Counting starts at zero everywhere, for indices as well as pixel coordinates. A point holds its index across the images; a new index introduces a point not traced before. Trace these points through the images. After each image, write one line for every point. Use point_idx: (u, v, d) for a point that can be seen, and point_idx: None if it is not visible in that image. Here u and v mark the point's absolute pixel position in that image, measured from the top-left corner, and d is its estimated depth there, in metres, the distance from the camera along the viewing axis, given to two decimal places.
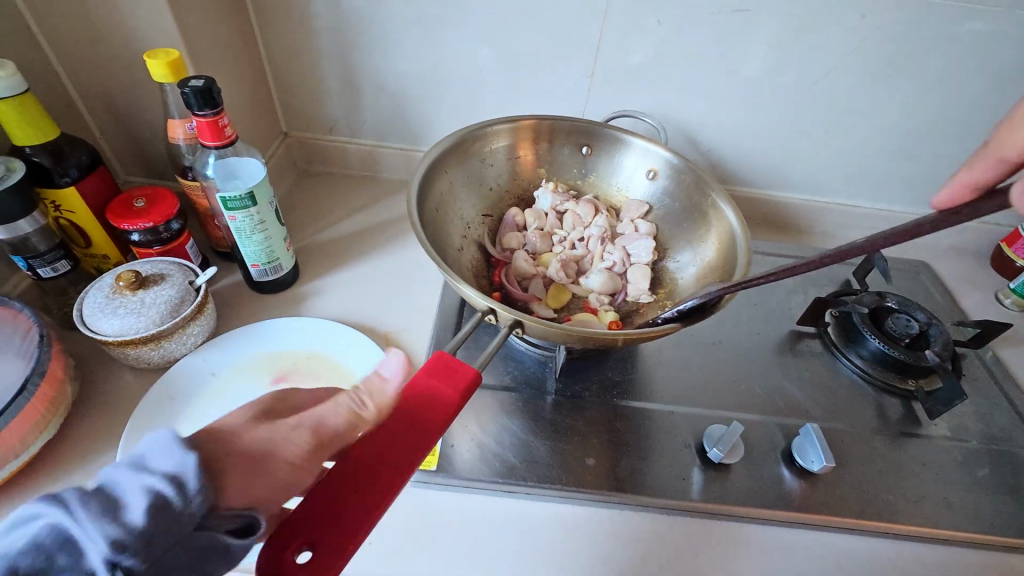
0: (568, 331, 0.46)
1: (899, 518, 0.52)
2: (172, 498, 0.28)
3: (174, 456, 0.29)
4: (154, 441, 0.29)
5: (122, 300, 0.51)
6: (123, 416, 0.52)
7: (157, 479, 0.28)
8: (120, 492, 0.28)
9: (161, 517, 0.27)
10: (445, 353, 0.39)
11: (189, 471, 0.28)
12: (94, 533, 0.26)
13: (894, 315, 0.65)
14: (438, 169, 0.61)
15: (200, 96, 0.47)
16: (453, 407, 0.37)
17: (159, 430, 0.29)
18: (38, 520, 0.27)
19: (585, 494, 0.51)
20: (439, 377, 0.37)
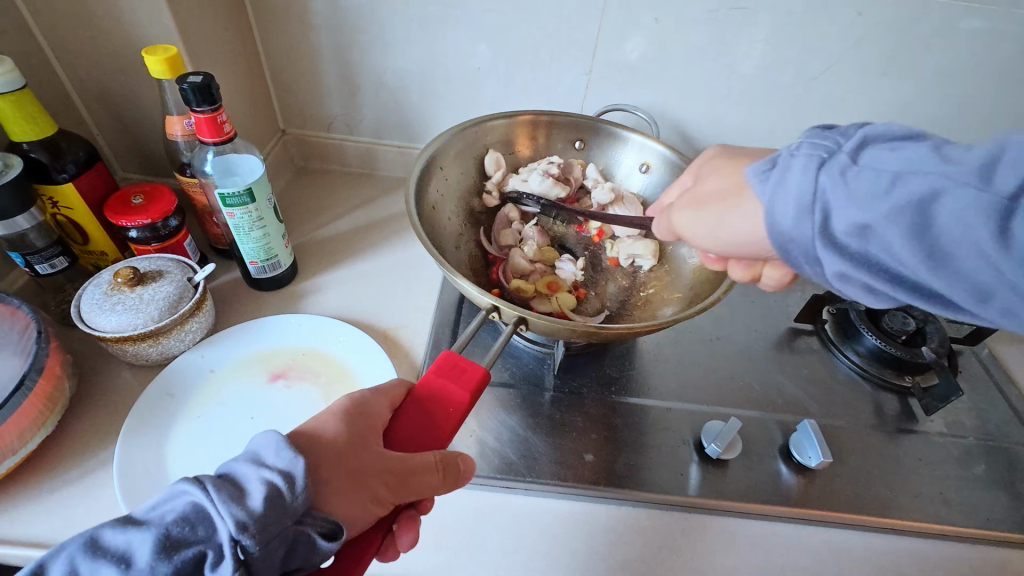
0: (571, 325, 0.46)
1: (896, 513, 0.52)
2: (285, 491, 0.31)
3: (287, 455, 0.33)
4: (270, 444, 0.34)
5: (120, 297, 0.51)
6: (121, 412, 0.52)
7: (274, 473, 0.32)
8: (242, 482, 0.31)
9: (276, 505, 0.31)
10: (452, 353, 0.42)
11: (300, 471, 0.32)
12: (225, 513, 0.30)
13: (891, 312, 0.66)
14: (437, 165, 0.61)
15: (198, 91, 0.47)
16: (462, 400, 0.40)
17: (272, 433, 0.34)
18: (182, 497, 0.30)
19: (584, 490, 0.51)
20: (446, 375, 0.41)
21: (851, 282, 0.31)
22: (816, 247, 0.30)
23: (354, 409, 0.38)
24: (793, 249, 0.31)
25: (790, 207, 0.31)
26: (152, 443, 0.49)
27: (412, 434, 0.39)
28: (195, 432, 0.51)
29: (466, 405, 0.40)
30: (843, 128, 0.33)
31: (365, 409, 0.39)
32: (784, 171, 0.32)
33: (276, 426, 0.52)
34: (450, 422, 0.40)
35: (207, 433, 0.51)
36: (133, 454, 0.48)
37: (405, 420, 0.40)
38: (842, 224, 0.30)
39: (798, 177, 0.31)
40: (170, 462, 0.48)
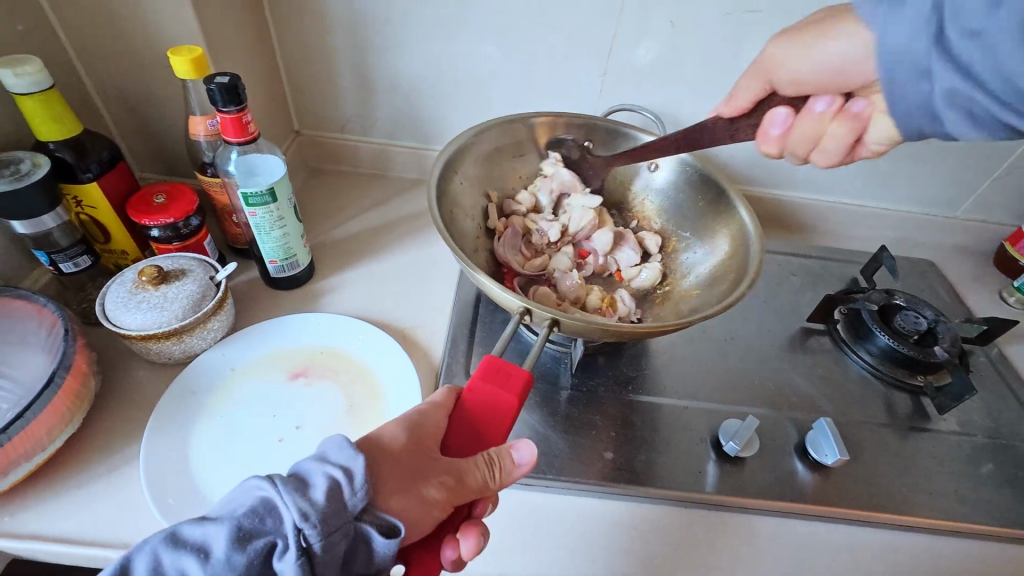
0: (603, 325, 0.48)
1: (911, 510, 0.53)
2: (344, 486, 0.34)
3: (347, 453, 0.35)
4: (335, 444, 0.36)
5: (145, 295, 0.51)
6: (144, 410, 0.52)
7: (336, 469, 0.35)
8: (307, 476, 0.34)
9: (335, 499, 0.33)
10: (496, 357, 0.43)
11: (358, 468, 0.35)
12: (291, 504, 0.33)
13: (902, 312, 0.66)
14: (455, 165, 0.62)
15: (225, 92, 0.48)
16: (511, 404, 0.41)
17: (336, 435, 0.37)
18: (255, 490, 0.34)
19: (605, 487, 0.52)
20: (494, 381, 0.41)
21: (959, 104, 0.37)
22: (931, 59, 0.36)
23: (413, 417, 0.40)
24: (903, 63, 0.37)
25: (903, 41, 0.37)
26: (177, 440, 0.50)
27: (465, 441, 0.40)
28: (218, 430, 0.51)
29: (514, 409, 0.41)
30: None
31: (423, 419, 0.40)
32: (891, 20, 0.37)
33: (298, 424, 0.52)
34: (500, 427, 0.41)
35: (230, 431, 0.51)
36: (159, 452, 0.48)
37: (457, 425, 0.41)
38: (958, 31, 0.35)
39: (910, 28, 0.36)
40: (196, 460, 0.49)
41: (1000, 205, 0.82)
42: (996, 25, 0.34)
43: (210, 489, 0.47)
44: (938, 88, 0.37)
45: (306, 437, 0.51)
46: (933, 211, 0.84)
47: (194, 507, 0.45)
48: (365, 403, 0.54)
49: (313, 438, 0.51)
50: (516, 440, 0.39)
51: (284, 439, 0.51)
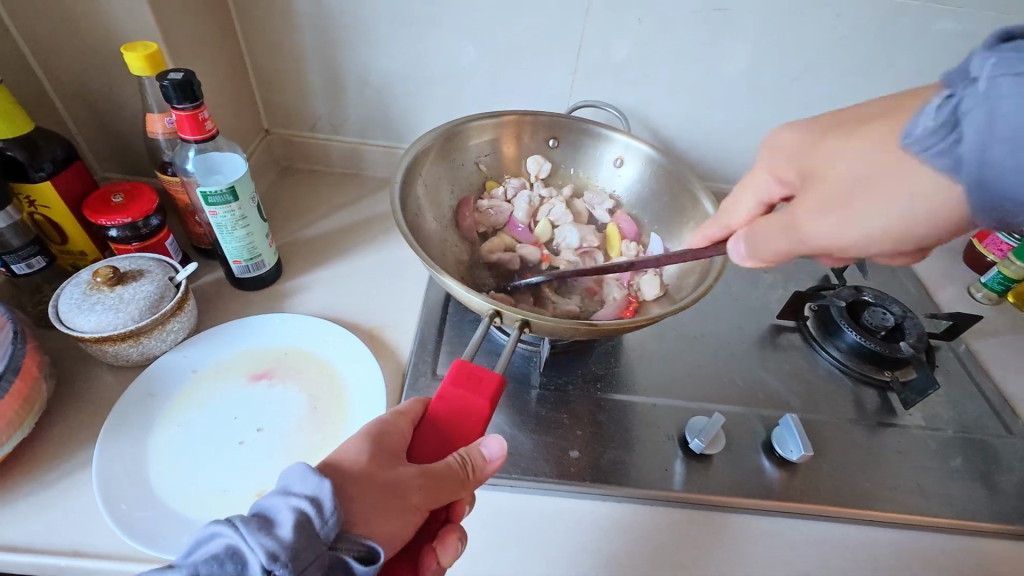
0: (573, 326, 0.47)
1: (876, 504, 0.53)
2: (314, 517, 0.31)
3: (312, 481, 0.33)
4: (296, 473, 0.33)
5: (100, 296, 0.50)
6: (100, 412, 0.51)
7: (301, 500, 0.32)
8: (272, 513, 0.32)
9: (306, 532, 0.31)
10: (465, 361, 0.41)
11: (326, 495, 0.32)
12: (256, 545, 0.30)
13: (870, 308, 0.67)
14: (420, 164, 0.61)
15: (179, 88, 0.47)
16: (483, 407, 0.40)
17: (298, 463, 0.34)
18: (216, 537, 0.31)
19: (572, 486, 0.51)
20: (465, 385, 0.40)
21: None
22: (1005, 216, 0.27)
23: (378, 430, 0.38)
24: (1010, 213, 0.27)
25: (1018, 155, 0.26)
26: (132, 445, 0.49)
27: (434, 446, 0.39)
28: (176, 435, 0.50)
29: (486, 412, 0.40)
30: (954, 70, 0.29)
31: (386, 430, 0.38)
32: (995, 97, 0.26)
33: (260, 426, 0.52)
34: (472, 429, 0.40)
35: (190, 436, 0.50)
36: (114, 458, 0.47)
37: (426, 430, 0.39)
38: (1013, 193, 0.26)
39: (937, 149, 0.28)
40: (151, 465, 0.47)
41: None
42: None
43: (166, 494, 0.46)
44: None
45: (268, 439, 0.51)
46: None
47: (148, 510, 0.45)
48: (331, 404, 0.54)
49: (275, 441, 0.50)
50: (485, 437, 0.39)
51: (245, 441, 0.50)
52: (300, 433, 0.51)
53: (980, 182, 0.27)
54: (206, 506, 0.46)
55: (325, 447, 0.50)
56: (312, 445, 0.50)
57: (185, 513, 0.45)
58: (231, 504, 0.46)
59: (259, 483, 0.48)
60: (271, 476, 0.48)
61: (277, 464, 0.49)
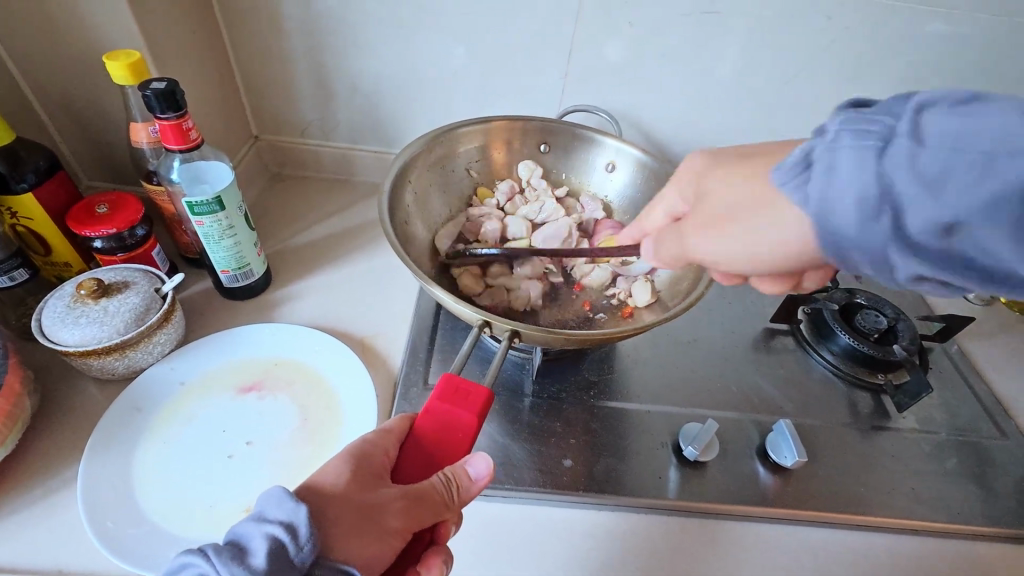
0: (564, 336, 0.47)
1: (871, 510, 0.53)
2: (289, 544, 0.31)
3: (288, 506, 0.32)
4: (272, 498, 0.33)
5: (84, 309, 0.49)
6: (85, 426, 0.51)
7: (276, 526, 0.31)
8: (245, 541, 0.31)
9: (280, 559, 0.30)
10: (451, 375, 0.41)
11: (301, 520, 0.32)
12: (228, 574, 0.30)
13: (863, 311, 0.66)
14: (410, 171, 0.61)
15: (162, 98, 0.46)
16: (469, 423, 0.39)
17: (274, 487, 0.34)
18: (187, 569, 0.30)
19: (565, 496, 0.51)
20: (450, 401, 0.39)
21: (928, 279, 0.31)
22: (891, 253, 0.29)
23: (360, 449, 0.37)
24: (855, 256, 0.30)
25: (855, 193, 0.29)
26: (118, 461, 0.48)
27: (418, 464, 0.39)
28: (162, 449, 0.49)
29: (472, 427, 0.39)
30: (884, 104, 0.31)
31: (370, 448, 0.37)
32: (835, 147, 0.30)
33: (249, 438, 0.51)
34: (458, 445, 0.39)
35: (177, 450, 0.49)
36: (99, 474, 0.47)
37: (411, 448, 0.39)
38: (922, 224, 0.28)
39: (856, 168, 0.29)
40: (137, 481, 0.47)
41: None
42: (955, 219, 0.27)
43: (152, 510, 0.45)
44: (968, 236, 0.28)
45: (256, 452, 0.50)
46: None
47: (132, 527, 0.44)
48: (320, 416, 0.53)
49: (263, 453, 0.50)
50: (471, 455, 0.38)
51: (233, 454, 0.50)
52: (289, 445, 0.51)
53: (896, 211, 0.28)
54: (192, 522, 0.45)
55: (315, 460, 0.49)
56: (302, 457, 0.50)
57: (171, 530, 0.44)
58: (219, 519, 0.45)
59: (246, 498, 0.47)
60: (260, 491, 0.47)
61: (266, 478, 0.48)
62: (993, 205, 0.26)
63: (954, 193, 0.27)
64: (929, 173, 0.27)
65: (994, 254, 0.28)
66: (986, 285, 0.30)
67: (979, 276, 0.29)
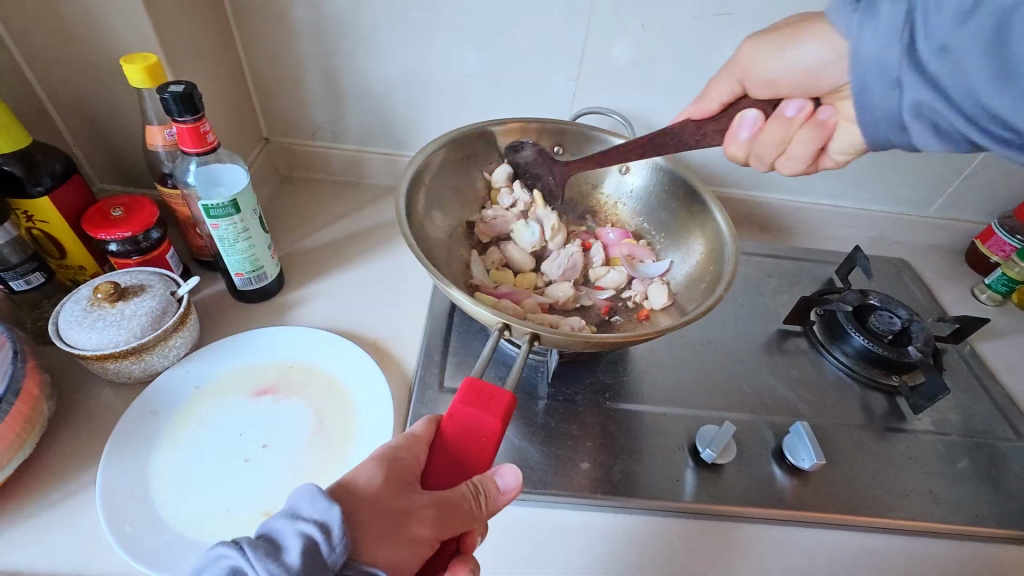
0: (583, 338, 0.47)
1: (889, 512, 0.53)
2: (321, 544, 0.31)
3: (322, 505, 0.32)
4: (306, 494, 0.33)
5: (101, 313, 0.49)
6: (101, 431, 0.50)
7: (309, 524, 0.31)
8: (279, 537, 0.31)
9: (313, 560, 0.30)
10: (475, 379, 0.40)
11: (335, 521, 0.32)
12: (262, 572, 0.30)
13: (877, 312, 0.66)
14: (425, 174, 0.61)
15: (181, 101, 0.46)
16: (495, 429, 0.39)
17: (307, 483, 0.33)
18: (220, 561, 0.30)
19: (582, 499, 0.51)
20: (475, 406, 0.39)
21: (923, 116, 0.38)
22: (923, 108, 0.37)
23: (389, 453, 0.37)
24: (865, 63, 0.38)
25: (892, 16, 0.36)
26: (135, 465, 0.48)
27: (445, 470, 0.39)
28: (180, 454, 0.49)
29: (498, 433, 0.39)
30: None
31: (399, 453, 0.37)
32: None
33: (265, 442, 0.51)
34: (483, 453, 0.39)
35: (194, 453, 0.49)
36: (117, 480, 0.46)
37: (439, 455, 0.39)
38: (927, 47, 0.36)
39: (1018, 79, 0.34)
40: (155, 485, 0.47)
41: (972, 203, 0.82)
42: (958, 40, 0.34)
43: (171, 516, 0.45)
44: (909, 101, 0.37)
45: (273, 456, 0.50)
46: (907, 211, 0.84)
47: (152, 535, 0.44)
48: (337, 419, 0.53)
49: (280, 458, 0.50)
50: (500, 465, 0.38)
51: (250, 459, 0.49)
52: (306, 449, 0.50)
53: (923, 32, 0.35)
54: (211, 527, 0.45)
55: (333, 465, 0.49)
56: (320, 462, 0.50)
57: (191, 537, 0.44)
58: (238, 524, 0.45)
59: (266, 504, 0.47)
60: (278, 495, 0.47)
61: (284, 482, 0.48)
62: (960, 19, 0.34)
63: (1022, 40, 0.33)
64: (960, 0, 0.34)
65: (974, 86, 0.35)
66: (936, 132, 0.38)
67: (957, 114, 0.37)
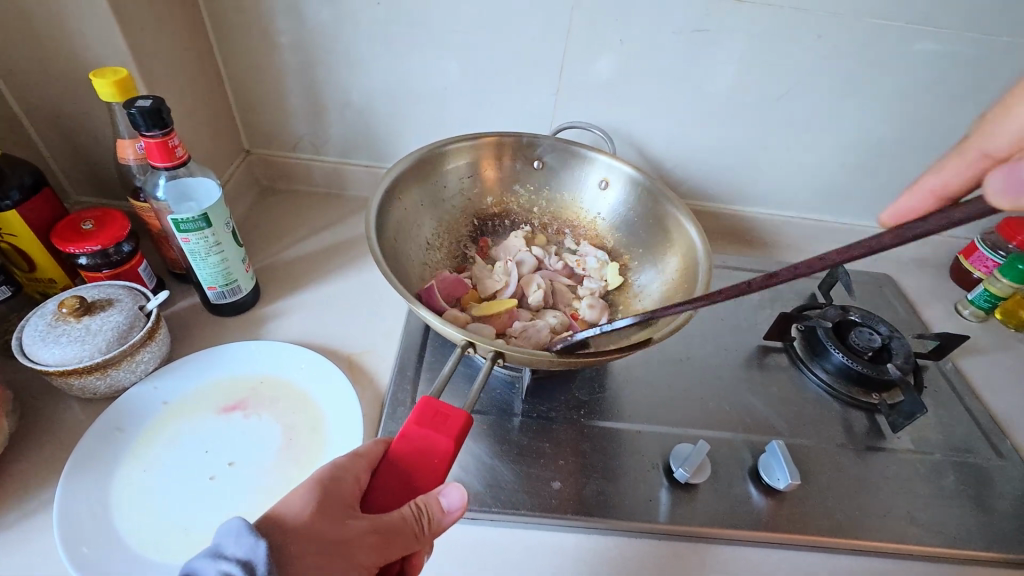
0: (549, 358, 0.46)
1: (865, 533, 0.52)
2: None
3: (246, 542, 0.32)
4: (231, 531, 0.32)
5: (66, 328, 0.49)
6: (65, 447, 0.50)
7: (232, 563, 0.31)
8: None
9: None
10: (431, 398, 0.40)
11: (260, 558, 0.31)
12: None
13: (857, 328, 0.66)
14: (399, 189, 0.60)
15: (147, 115, 0.46)
16: (447, 449, 0.38)
17: (234, 518, 0.33)
18: None
19: (553, 519, 0.50)
20: (430, 425, 0.38)
21: None
22: None
23: (330, 475, 0.36)
24: None
25: None
26: (95, 483, 0.47)
27: (390, 491, 0.38)
28: (141, 471, 0.48)
29: (450, 454, 0.38)
30: None
31: (338, 474, 0.36)
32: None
33: (231, 460, 0.50)
34: (433, 473, 0.38)
35: (157, 472, 0.48)
36: (78, 498, 0.46)
37: (384, 475, 0.38)
38: None
39: None
40: (113, 502, 0.46)
41: None
42: None
43: (128, 533, 0.44)
44: None
45: (237, 474, 0.49)
46: None
47: (111, 555, 0.43)
48: (306, 436, 0.52)
49: (243, 476, 0.49)
50: (446, 486, 0.37)
51: (213, 476, 0.49)
52: (272, 467, 0.50)
53: None
54: (167, 547, 0.44)
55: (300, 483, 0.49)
56: (286, 480, 0.49)
57: (150, 555, 0.43)
58: (193, 545, 0.44)
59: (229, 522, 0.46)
60: (238, 515, 0.46)
61: (246, 500, 0.47)
62: None
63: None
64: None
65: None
66: None
67: None
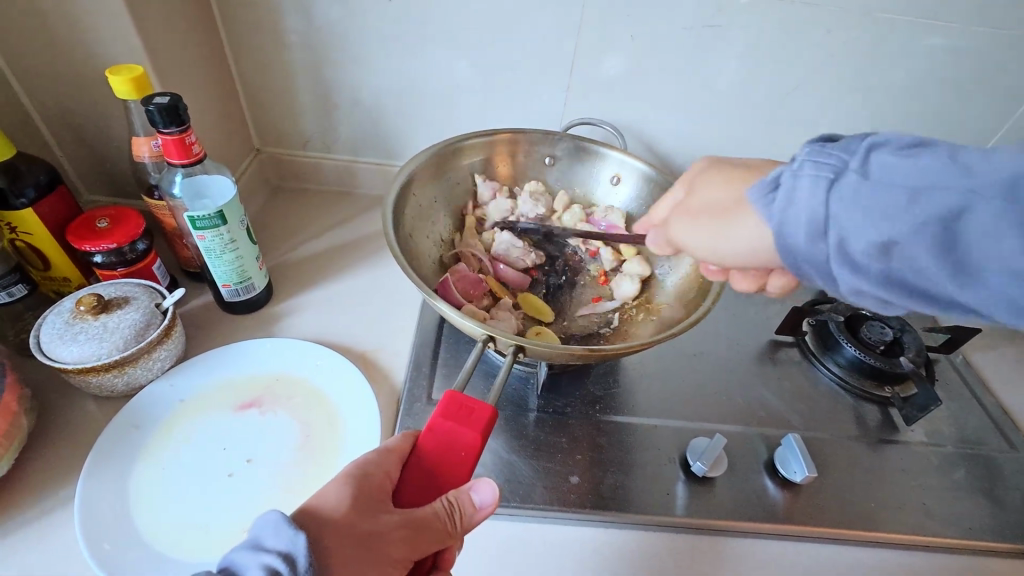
0: (569, 351, 0.46)
1: (882, 525, 0.52)
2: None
3: (285, 535, 0.31)
4: (270, 524, 0.32)
5: (84, 325, 0.49)
6: (82, 445, 0.50)
7: (273, 556, 0.31)
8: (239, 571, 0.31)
9: None
10: (456, 392, 0.40)
11: (300, 550, 0.31)
12: None
13: (869, 322, 0.66)
14: (412, 186, 0.60)
15: (165, 112, 0.46)
16: (474, 442, 0.38)
17: (272, 512, 0.33)
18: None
19: (572, 513, 0.50)
20: (456, 419, 0.38)
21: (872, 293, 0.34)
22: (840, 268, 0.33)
23: (359, 471, 0.36)
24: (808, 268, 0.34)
25: (806, 221, 0.33)
26: (114, 480, 0.47)
27: (420, 486, 0.38)
28: (160, 469, 0.48)
29: (477, 448, 0.38)
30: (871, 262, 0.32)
31: (368, 470, 0.36)
32: (802, 184, 0.33)
33: (249, 456, 0.50)
34: (461, 467, 0.38)
35: (176, 469, 0.48)
36: (98, 496, 0.46)
37: (413, 470, 0.38)
38: (863, 245, 0.32)
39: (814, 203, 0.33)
40: (133, 499, 0.46)
41: None
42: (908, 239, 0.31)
43: (149, 531, 0.44)
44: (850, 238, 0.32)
45: (256, 471, 0.49)
46: None
47: (132, 552, 0.43)
48: (323, 432, 0.52)
49: (262, 473, 0.49)
50: (476, 480, 0.37)
51: (232, 474, 0.49)
52: (290, 463, 0.50)
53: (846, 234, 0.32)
54: (188, 545, 0.44)
55: (318, 479, 0.49)
56: (304, 477, 0.49)
57: (172, 552, 0.43)
58: (213, 542, 0.44)
59: (249, 519, 0.46)
60: (258, 512, 0.46)
61: (266, 497, 0.47)
62: (918, 229, 0.31)
63: (982, 247, 0.30)
64: (894, 201, 0.31)
65: (926, 273, 0.31)
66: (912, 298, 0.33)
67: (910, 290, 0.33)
